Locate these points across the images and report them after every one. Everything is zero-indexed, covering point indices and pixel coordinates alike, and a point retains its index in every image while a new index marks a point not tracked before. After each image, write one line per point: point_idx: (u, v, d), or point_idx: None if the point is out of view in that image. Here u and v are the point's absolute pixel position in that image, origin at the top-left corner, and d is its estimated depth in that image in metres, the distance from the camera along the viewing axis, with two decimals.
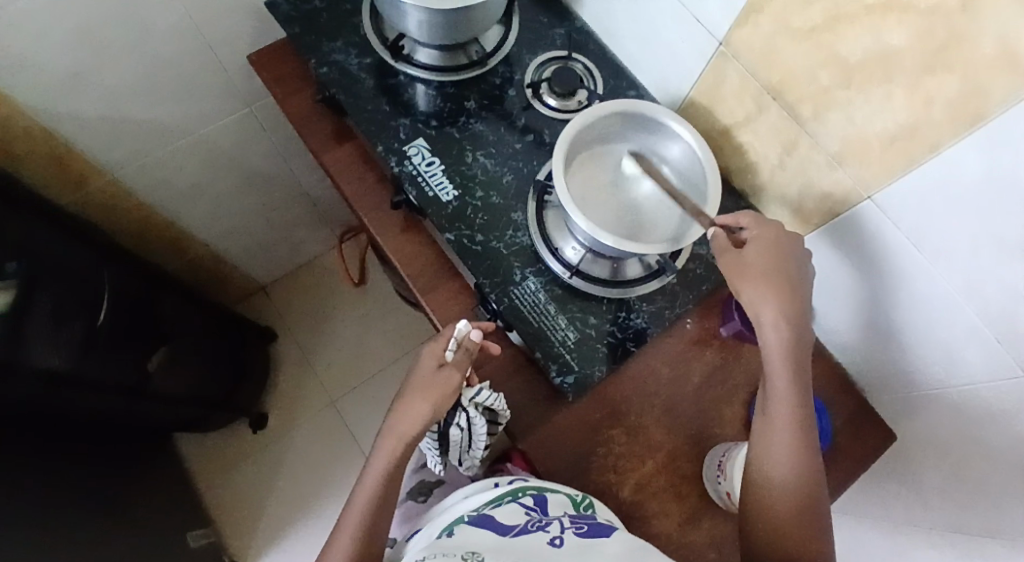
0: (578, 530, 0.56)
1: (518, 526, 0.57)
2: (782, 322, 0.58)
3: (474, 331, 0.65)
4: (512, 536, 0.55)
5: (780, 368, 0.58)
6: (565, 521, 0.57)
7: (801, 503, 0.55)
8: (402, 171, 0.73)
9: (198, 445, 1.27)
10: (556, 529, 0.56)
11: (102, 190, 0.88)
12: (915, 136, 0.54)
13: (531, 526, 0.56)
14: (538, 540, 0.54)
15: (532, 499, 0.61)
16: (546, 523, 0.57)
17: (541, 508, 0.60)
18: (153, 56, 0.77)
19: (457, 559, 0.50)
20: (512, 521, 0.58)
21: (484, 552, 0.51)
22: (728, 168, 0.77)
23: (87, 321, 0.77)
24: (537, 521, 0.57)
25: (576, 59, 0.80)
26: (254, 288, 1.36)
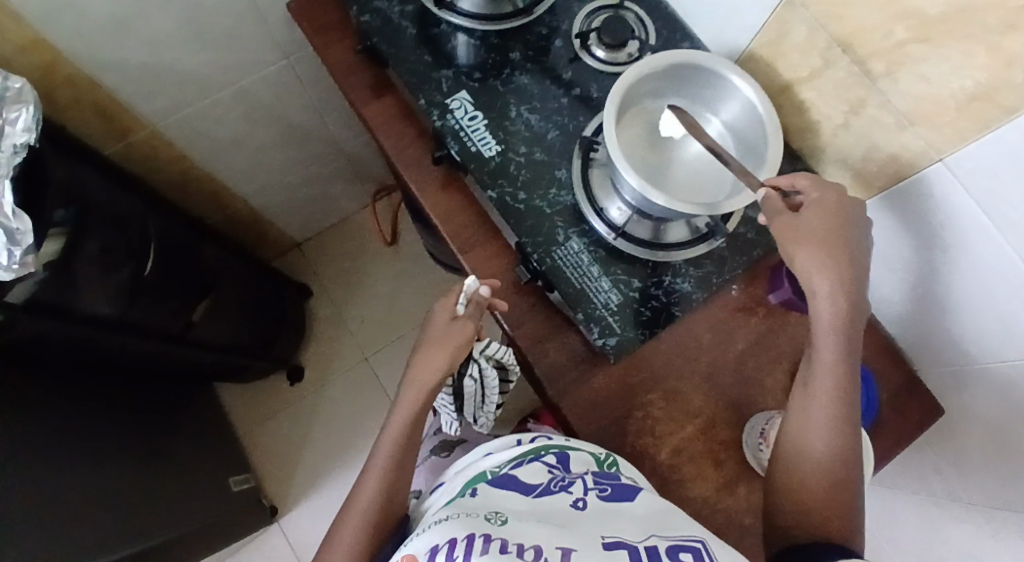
0: (602, 492, 0.55)
1: (541, 485, 0.56)
2: (835, 295, 0.55)
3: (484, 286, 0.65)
4: (535, 496, 0.54)
5: (828, 343, 0.56)
6: (588, 480, 0.56)
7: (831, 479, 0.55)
8: (444, 126, 0.71)
9: (236, 394, 1.30)
10: (579, 489, 0.55)
11: (144, 140, 0.89)
12: (992, 97, 0.50)
13: (554, 485, 0.55)
14: (561, 501, 0.52)
15: (554, 456, 0.60)
16: (570, 482, 0.56)
17: (563, 466, 0.59)
18: (193, 3, 0.76)
19: (479, 518, 0.48)
20: (534, 480, 0.57)
21: (508, 512, 0.50)
22: (786, 127, 0.73)
23: (135, 268, 0.77)
24: (560, 479, 0.56)
25: (628, 8, 0.76)
26: (290, 243, 1.37)
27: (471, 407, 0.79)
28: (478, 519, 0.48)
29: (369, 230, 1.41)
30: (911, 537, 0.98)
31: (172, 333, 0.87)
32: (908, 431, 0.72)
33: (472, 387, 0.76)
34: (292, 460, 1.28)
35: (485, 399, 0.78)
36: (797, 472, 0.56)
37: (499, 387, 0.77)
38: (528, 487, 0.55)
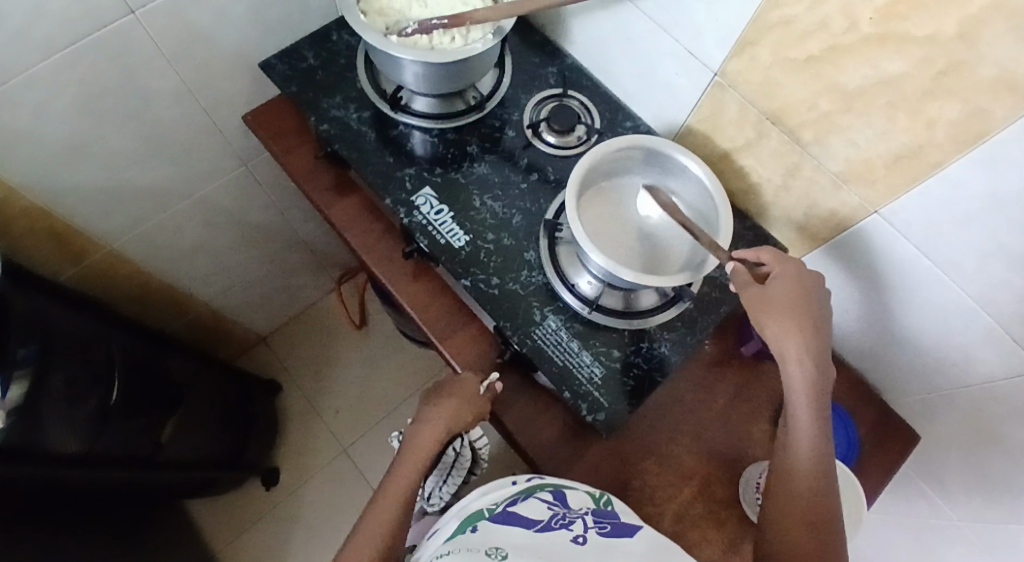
0: (601, 529, 0.54)
1: (542, 521, 0.54)
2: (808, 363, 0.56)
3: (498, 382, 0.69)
4: (536, 531, 0.53)
5: (804, 409, 0.57)
6: (587, 519, 0.56)
7: (821, 541, 0.53)
8: (412, 222, 0.73)
9: (209, 509, 1.24)
10: (579, 527, 0.54)
11: (102, 262, 0.87)
12: (918, 156, 0.56)
13: (554, 523, 0.54)
14: (561, 537, 0.51)
15: (550, 494, 0.60)
16: (570, 520, 0.55)
17: (562, 502, 0.58)
18: (150, 123, 0.77)
19: (479, 554, 0.48)
20: (535, 516, 0.56)
21: (509, 547, 0.49)
22: (731, 191, 0.78)
23: (99, 398, 0.75)
24: (561, 517, 0.56)
25: (572, 95, 0.82)
26: (254, 340, 1.34)
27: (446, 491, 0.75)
28: (478, 553, 0.48)
29: (334, 318, 1.40)
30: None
31: (142, 456, 0.83)
32: (889, 462, 0.75)
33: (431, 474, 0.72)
34: None
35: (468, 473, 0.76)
36: (790, 536, 0.54)
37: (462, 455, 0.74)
38: (530, 521, 0.54)
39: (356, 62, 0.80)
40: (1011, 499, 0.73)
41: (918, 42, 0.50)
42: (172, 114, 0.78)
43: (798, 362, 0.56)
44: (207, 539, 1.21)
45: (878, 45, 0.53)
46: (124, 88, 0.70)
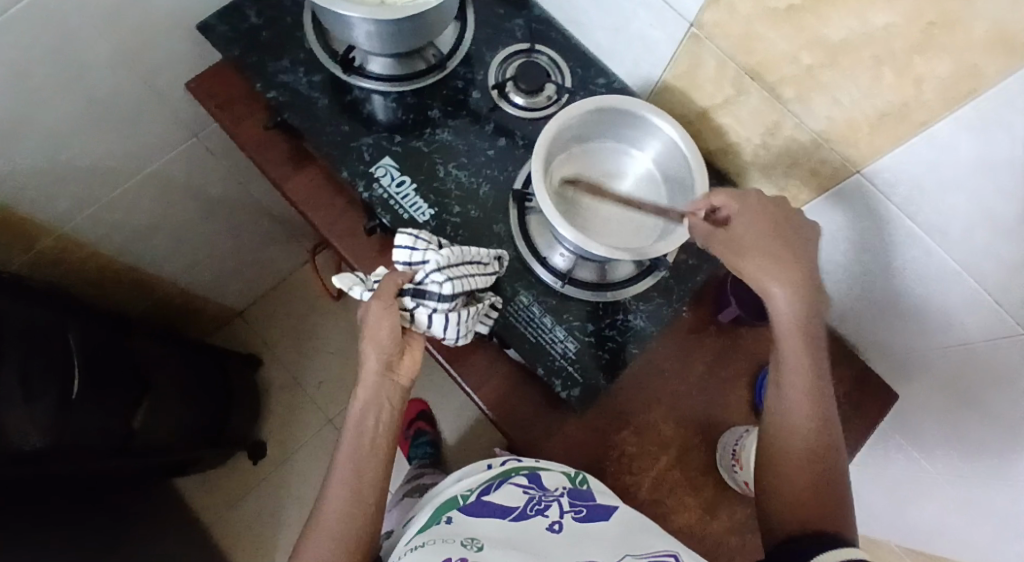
0: (577, 515, 0.53)
1: (518, 508, 0.54)
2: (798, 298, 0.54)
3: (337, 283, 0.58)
4: (512, 519, 0.52)
5: (795, 351, 0.54)
6: (563, 502, 0.55)
7: (818, 480, 0.53)
8: (372, 196, 0.69)
9: (198, 482, 1.24)
10: (556, 513, 0.53)
11: (54, 247, 0.82)
12: (906, 115, 0.52)
13: (530, 510, 0.54)
14: (538, 526, 0.51)
15: (526, 477, 0.58)
16: (545, 505, 0.54)
17: (537, 486, 0.57)
18: (85, 98, 0.71)
19: (454, 547, 0.47)
20: (510, 502, 0.55)
21: (484, 539, 0.48)
22: (710, 150, 0.74)
23: (60, 392, 0.72)
24: (537, 502, 0.55)
25: (540, 51, 0.76)
26: (229, 313, 1.31)
27: (468, 329, 0.61)
28: (453, 545, 0.47)
29: (311, 287, 1.37)
30: (886, 510, 1.02)
31: (116, 444, 0.82)
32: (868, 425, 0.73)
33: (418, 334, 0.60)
34: (270, 538, 1.22)
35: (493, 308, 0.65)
36: (788, 481, 0.53)
37: (456, 290, 0.57)
38: (505, 508, 0.53)
39: (304, 21, 0.74)
40: (988, 457, 0.73)
41: None
42: (109, 86, 0.72)
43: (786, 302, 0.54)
44: (199, 512, 1.22)
45: None
46: (51, 63, 0.64)
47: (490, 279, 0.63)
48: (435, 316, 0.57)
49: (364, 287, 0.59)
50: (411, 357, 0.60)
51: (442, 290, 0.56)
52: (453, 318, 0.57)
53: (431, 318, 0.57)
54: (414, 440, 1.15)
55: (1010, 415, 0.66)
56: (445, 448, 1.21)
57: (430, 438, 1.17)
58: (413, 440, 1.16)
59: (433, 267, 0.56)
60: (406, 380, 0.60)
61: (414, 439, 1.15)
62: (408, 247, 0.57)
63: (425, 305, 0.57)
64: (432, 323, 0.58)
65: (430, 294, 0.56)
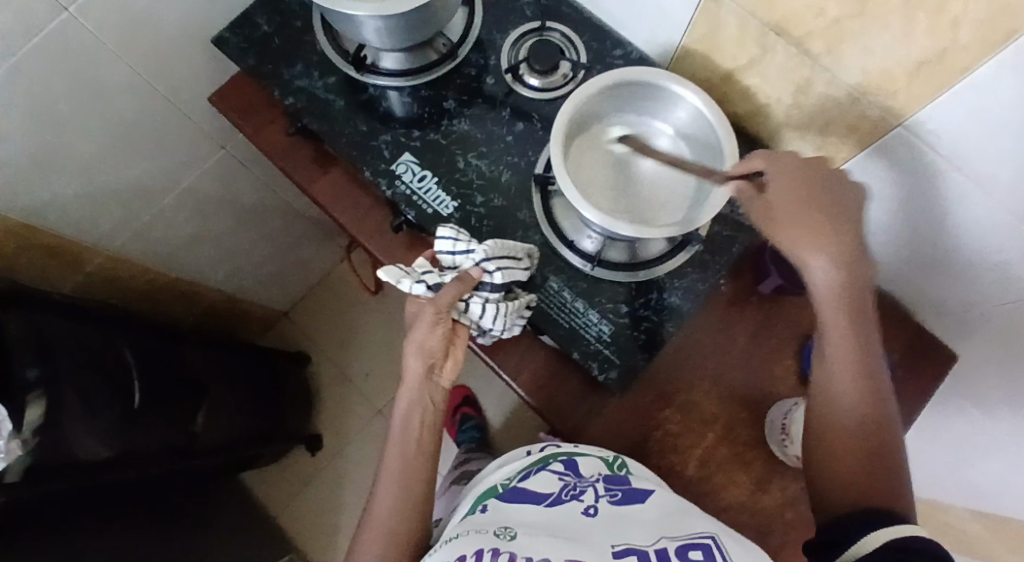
0: (612, 499, 0.54)
1: (553, 494, 0.54)
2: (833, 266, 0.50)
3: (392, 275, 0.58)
4: (547, 505, 0.53)
5: (835, 326, 0.51)
6: (598, 487, 0.55)
7: (869, 456, 0.50)
8: (395, 194, 0.69)
9: (262, 476, 1.30)
10: (591, 498, 0.53)
11: (102, 266, 0.86)
12: (945, 60, 0.48)
13: (565, 496, 0.54)
14: (573, 511, 0.51)
15: (562, 463, 0.59)
16: (580, 490, 0.54)
17: (573, 472, 0.57)
18: (114, 122, 0.73)
19: (488, 536, 0.48)
20: (545, 489, 0.55)
21: (518, 527, 0.49)
22: (738, 114, 0.71)
23: (119, 405, 0.76)
24: (572, 487, 0.55)
25: (552, 28, 0.74)
26: (276, 314, 1.35)
27: (510, 325, 0.62)
28: (487, 534, 0.48)
29: (351, 282, 1.39)
30: (951, 472, 0.98)
31: (178, 448, 0.86)
32: (924, 388, 0.70)
33: (465, 327, 0.61)
34: (334, 525, 1.27)
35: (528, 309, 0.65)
36: (839, 460, 0.51)
37: (506, 280, 0.60)
38: (540, 495, 0.54)
39: (313, 24, 0.74)
40: None
41: None
42: (135, 108, 0.74)
43: (825, 273, 0.50)
44: (265, 504, 1.28)
45: None
46: (76, 91, 0.66)
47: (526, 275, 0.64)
48: (489, 307, 0.59)
49: (416, 279, 0.58)
50: (454, 359, 0.61)
51: (495, 279, 0.59)
52: (504, 308, 0.59)
53: (484, 309, 0.59)
54: (462, 425, 1.18)
55: None
56: (493, 431, 1.23)
57: (476, 422, 1.19)
58: (462, 425, 1.18)
59: (483, 256, 0.59)
60: (449, 381, 0.61)
61: (461, 425, 1.17)
62: (452, 241, 0.59)
63: (478, 296, 0.59)
64: (485, 315, 0.59)
65: (483, 284, 0.59)
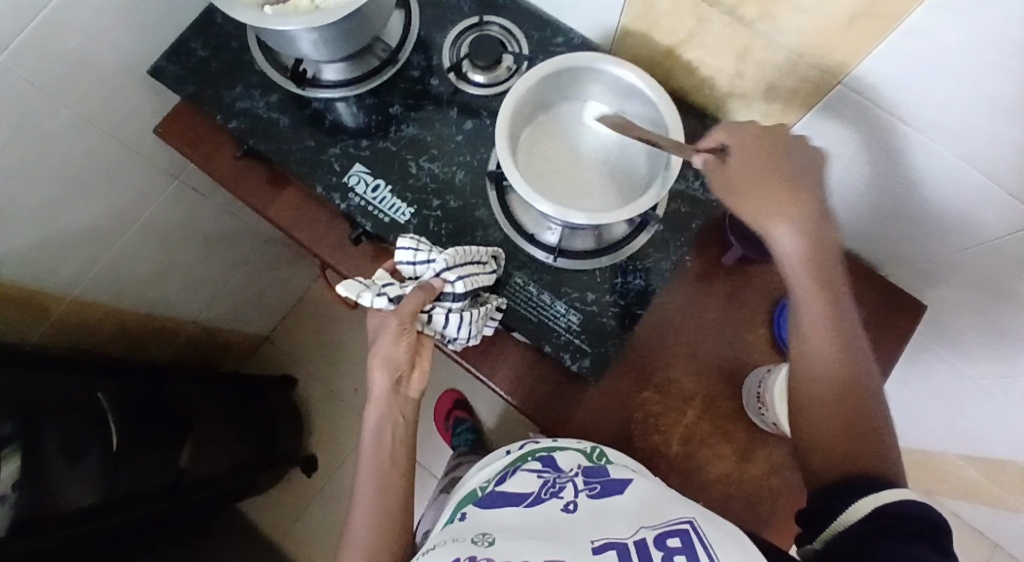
0: (592, 492, 0.52)
1: (532, 493, 0.53)
2: (794, 233, 0.49)
3: (353, 292, 0.57)
4: (527, 505, 0.52)
5: (804, 290, 0.49)
6: (578, 481, 0.54)
7: (853, 422, 0.48)
8: (350, 206, 0.68)
9: (262, 503, 1.29)
10: (570, 493, 0.52)
11: (69, 312, 0.85)
12: (876, 12, 0.47)
13: (545, 493, 0.53)
14: (552, 508, 0.50)
15: (540, 461, 0.58)
16: (559, 486, 0.54)
17: (552, 469, 0.57)
18: (59, 166, 0.72)
19: (466, 544, 0.46)
20: (525, 489, 0.54)
21: (496, 532, 0.48)
22: (684, 89, 0.71)
23: (101, 449, 0.75)
24: (551, 484, 0.54)
25: (490, 22, 0.73)
26: (257, 339, 1.35)
27: (478, 331, 0.62)
28: (464, 543, 0.47)
29: (330, 299, 1.39)
30: (936, 420, 0.99)
31: (168, 486, 0.85)
32: (900, 340, 0.69)
33: (429, 337, 0.61)
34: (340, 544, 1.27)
35: (499, 311, 0.65)
36: (824, 430, 0.49)
37: (469, 287, 0.59)
38: (519, 495, 0.53)
39: (249, 43, 0.73)
40: None
41: None
42: (79, 150, 0.73)
43: (789, 239, 0.49)
44: (268, 530, 1.28)
45: None
46: (16, 139, 0.65)
47: (491, 278, 0.63)
48: (452, 316, 0.59)
49: (376, 292, 0.57)
50: (421, 369, 0.60)
51: (456, 288, 0.58)
52: (468, 316, 0.59)
53: (447, 319, 0.59)
54: (456, 428, 1.18)
55: None
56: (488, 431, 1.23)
57: (470, 424, 1.19)
58: (455, 428, 1.18)
59: (444, 266, 0.58)
60: (417, 392, 0.61)
61: (455, 428, 1.18)
62: (413, 250, 0.59)
63: (441, 306, 0.59)
64: (448, 324, 0.59)
65: (445, 294, 0.59)
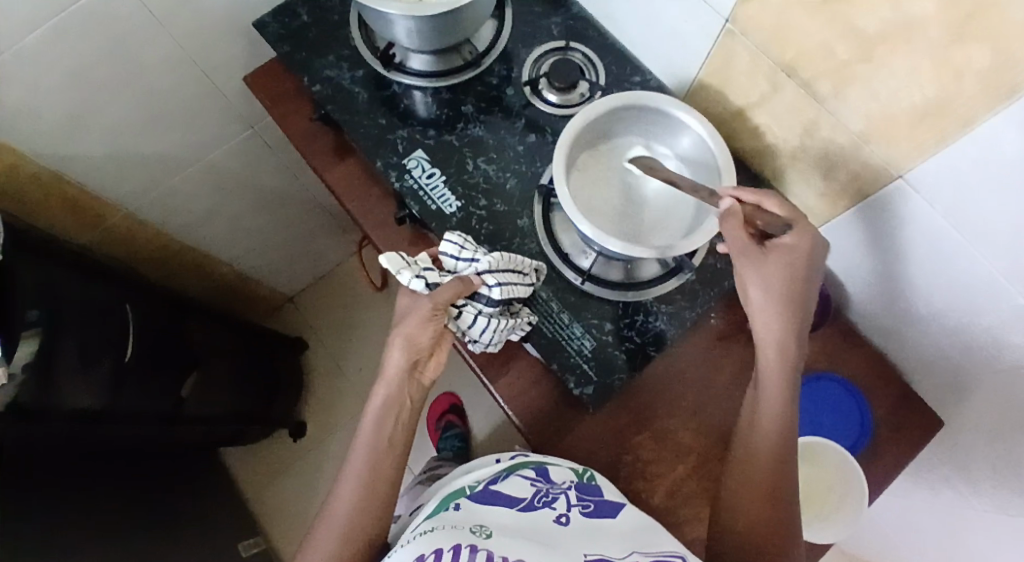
0: (585, 509, 0.54)
1: (526, 499, 0.54)
2: (763, 310, 0.55)
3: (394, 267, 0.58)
4: (520, 509, 0.52)
5: (770, 371, 0.55)
6: (571, 496, 0.55)
7: (773, 513, 0.53)
8: (403, 187, 0.71)
9: (243, 457, 1.31)
10: (563, 506, 0.54)
11: (119, 226, 0.89)
12: (946, 112, 0.49)
13: (537, 501, 0.54)
14: (545, 517, 0.51)
15: (534, 470, 0.59)
16: (553, 497, 0.55)
17: (545, 479, 0.58)
18: (150, 89, 0.77)
19: (465, 533, 0.47)
20: (518, 493, 0.55)
21: (494, 526, 0.48)
22: (745, 151, 0.72)
23: (114, 357, 0.78)
24: (544, 494, 0.55)
25: (575, 48, 0.76)
26: (280, 300, 1.38)
27: (499, 339, 0.64)
28: (462, 531, 0.47)
29: (358, 279, 1.42)
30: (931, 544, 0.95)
31: (164, 411, 0.87)
32: (908, 449, 0.69)
33: (451, 332, 0.62)
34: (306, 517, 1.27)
35: (527, 325, 0.66)
36: (744, 510, 0.54)
37: (504, 296, 0.61)
38: (512, 498, 0.54)
39: (349, 19, 0.77)
40: None
41: None
42: (172, 79, 0.78)
43: (761, 295, 0.55)
44: (242, 485, 1.29)
45: None
46: (119, 54, 0.70)
47: (527, 290, 0.65)
48: (480, 318, 0.61)
49: (415, 274, 0.58)
50: (437, 359, 0.62)
51: (492, 293, 0.60)
52: (495, 323, 0.61)
53: (475, 320, 0.61)
54: (444, 433, 1.18)
55: None
56: (477, 443, 1.23)
57: (460, 431, 1.19)
58: (444, 432, 1.19)
59: (486, 268, 0.60)
60: (429, 381, 0.62)
61: (445, 432, 1.18)
62: (458, 246, 0.61)
63: (473, 306, 0.61)
64: (474, 325, 0.61)
65: (479, 296, 0.61)
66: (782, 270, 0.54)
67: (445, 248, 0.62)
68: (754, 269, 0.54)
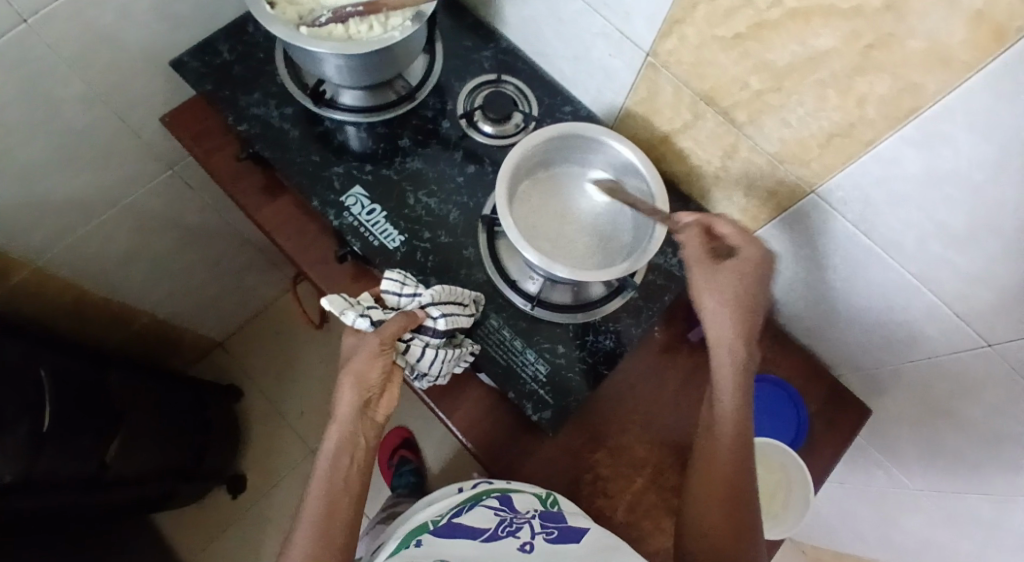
0: (549, 536, 0.53)
1: (489, 529, 0.54)
2: (717, 317, 0.58)
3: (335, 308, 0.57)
4: (483, 541, 0.53)
5: (725, 376, 0.58)
6: (535, 524, 0.55)
7: (735, 522, 0.55)
8: (342, 224, 0.70)
9: (178, 517, 1.22)
10: (527, 534, 0.53)
11: (27, 281, 0.82)
12: (851, 133, 0.54)
13: (501, 531, 0.54)
14: (508, 547, 0.51)
15: (497, 499, 0.59)
16: (517, 527, 0.54)
17: (509, 508, 0.57)
18: (58, 133, 0.72)
19: None
20: (481, 524, 0.55)
21: None
22: (673, 173, 0.76)
23: (31, 427, 0.71)
24: (508, 523, 0.55)
25: (506, 81, 0.78)
26: (209, 344, 1.31)
27: (446, 370, 0.64)
28: None
29: (294, 317, 1.37)
30: (872, 523, 1.03)
31: (88, 476, 0.80)
32: (841, 439, 0.74)
33: (401, 369, 0.61)
34: None
35: (472, 354, 0.66)
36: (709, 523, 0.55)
37: (450, 326, 0.61)
38: (475, 529, 0.54)
39: (275, 56, 0.76)
40: (965, 470, 0.75)
41: (845, 15, 0.47)
42: (83, 122, 0.73)
43: (715, 303, 0.58)
44: (177, 549, 1.20)
45: (804, 21, 0.50)
46: (21, 100, 0.65)
47: (470, 320, 0.65)
48: (429, 351, 0.60)
49: (359, 313, 0.58)
50: (390, 395, 0.60)
51: (438, 325, 0.60)
52: (442, 354, 0.61)
53: (423, 353, 0.60)
54: (399, 469, 1.17)
55: (982, 424, 0.67)
56: (432, 476, 1.21)
57: (414, 466, 1.18)
58: (397, 468, 1.17)
59: (430, 300, 0.60)
60: (383, 418, 0.60)
61: (398, 468, 1.17)
62: (400, 283, 0.61)
63: (420, 339, 0.61)
64: (423, 358, 0.60)
65: (426, 328, 0.61)
66: (733, 279, 0.57)
67: (387, 286, 0.61)
68: (705, 279, 0.58)
